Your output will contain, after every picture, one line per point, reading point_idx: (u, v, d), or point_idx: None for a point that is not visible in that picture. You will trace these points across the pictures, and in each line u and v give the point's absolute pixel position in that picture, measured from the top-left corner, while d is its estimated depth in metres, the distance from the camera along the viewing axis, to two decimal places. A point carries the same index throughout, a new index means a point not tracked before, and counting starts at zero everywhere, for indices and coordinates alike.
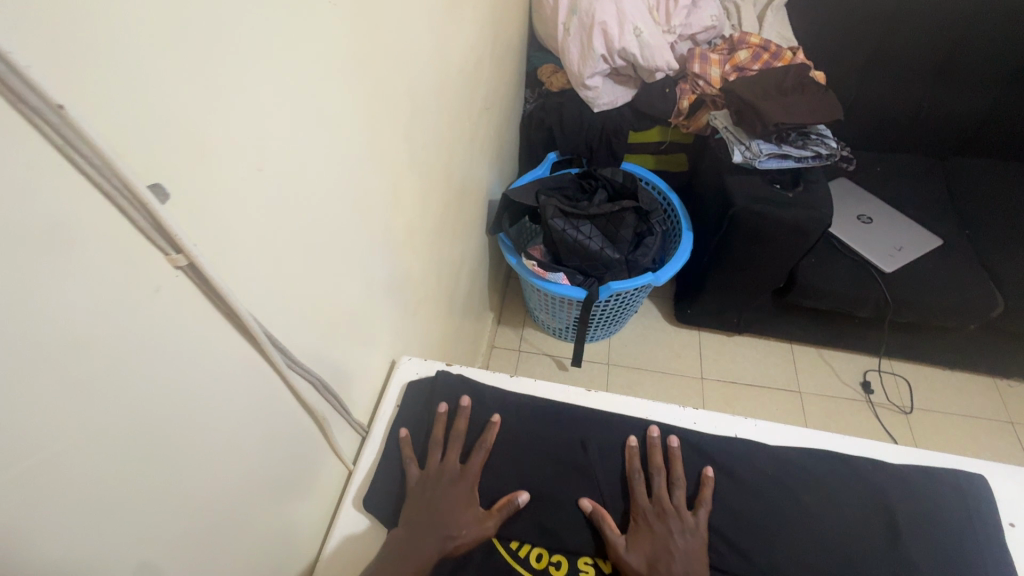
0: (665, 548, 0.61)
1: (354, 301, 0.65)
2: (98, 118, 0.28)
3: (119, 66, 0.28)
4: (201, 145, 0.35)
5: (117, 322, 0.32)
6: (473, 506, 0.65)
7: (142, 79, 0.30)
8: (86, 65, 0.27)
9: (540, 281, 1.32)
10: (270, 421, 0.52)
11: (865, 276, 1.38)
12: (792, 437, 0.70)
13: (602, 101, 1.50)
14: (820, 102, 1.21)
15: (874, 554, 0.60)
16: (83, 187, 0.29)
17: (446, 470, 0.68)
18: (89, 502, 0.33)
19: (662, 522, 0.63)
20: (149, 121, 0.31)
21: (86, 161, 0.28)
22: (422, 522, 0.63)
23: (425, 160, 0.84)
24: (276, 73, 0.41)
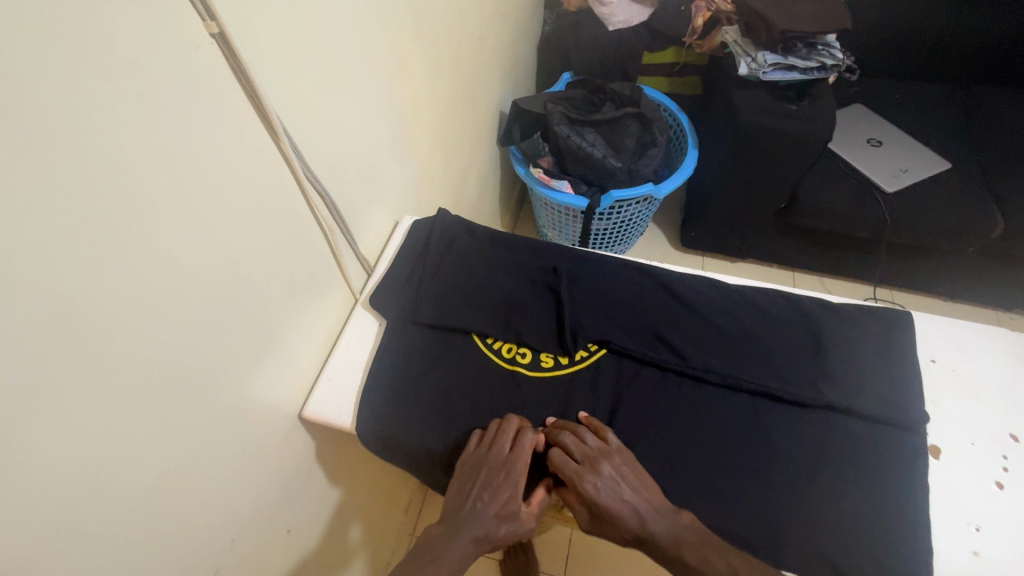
0: (619, 495, 0.59)
1: (362, 147, 0.76)
2: None
3: None
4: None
5: (170, 66, 0.42)
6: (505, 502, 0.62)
7: None
8: None
9: (545, 189, 1.40)
10: (288, 219, 0.63)
11: (867, 195, 1.40)
12: (750, 281, 0.78)
13: (616, 19, 1.53)
14: (828, 9, 1.22)
15: (799, 366, 0.69)
16: None
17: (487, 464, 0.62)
18: (155, 212, 0.45)
19: (597, 480, 0.60)
20: None
21: None
22: (453, 521, 0.61)
23: (433, 41, 0.93)
24: None
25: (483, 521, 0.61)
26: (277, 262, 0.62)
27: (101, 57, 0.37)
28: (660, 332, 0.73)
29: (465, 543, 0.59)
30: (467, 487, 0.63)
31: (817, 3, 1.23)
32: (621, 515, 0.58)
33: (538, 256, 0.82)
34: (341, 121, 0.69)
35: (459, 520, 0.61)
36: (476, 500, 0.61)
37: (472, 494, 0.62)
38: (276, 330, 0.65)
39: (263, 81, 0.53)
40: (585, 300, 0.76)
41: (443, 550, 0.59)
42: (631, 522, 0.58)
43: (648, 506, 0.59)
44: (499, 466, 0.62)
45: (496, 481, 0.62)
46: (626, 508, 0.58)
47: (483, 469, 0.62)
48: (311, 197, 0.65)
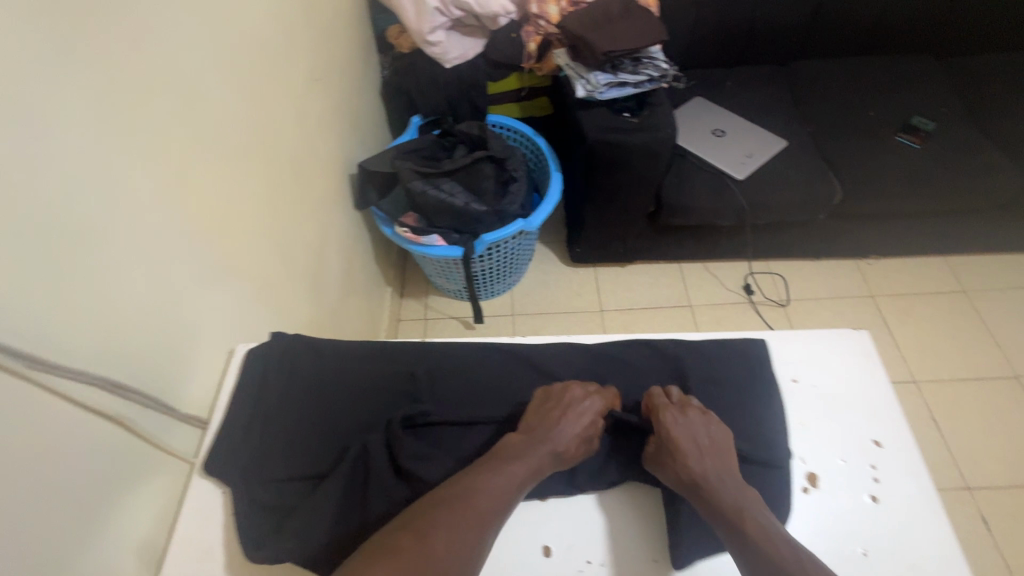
0: (694, 434, 0.63)
1: (152, 300, 0.65)
2: None
3: None
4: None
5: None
6: (589, 424, 0.65)
7: None
8: None
9: (415, 246, 1.33)
10: (48, 432, 0.52)
11: (722, 186, 1.47)
12: (612, 335, 0.76)
13: (451, 55, 1.48)
14: (644, 24, 1.24)
15: None
16: None
17: (572, 393, 0.67)
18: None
19: (683, 416, 0.64)
20: None
21: None
22: (537, 433, 0.63)
23: (227, 145, 0.82)
24: None
25: (563, 440, 0.63)
26: (37, 487, 0.50)
27: None
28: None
29: (545, 452, 0.62)
30: (548, 414, 0.65)
31: (632, 19, 1.26)
32: (687, 453, 0.61)
33: (397, 357, 0.74)
34: (98, 282, 0.57)
35: (543, 434, 0.63)
36: (560, 422, 0.64)
37: (556, 418, 0.65)
38: (58, 563, 0.52)
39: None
40: (451, 400, 0.69)
41: (526, 460, 0.61)
42: (696, 462, 0.61)
43: (718, 465, 0.61)
44: (583, 394, 0.67)
45: (582, 402, 0.66)
46: (698, 447, 0.61)
47: (567, 394, 0.67)
48: (64, 392, 0.52)
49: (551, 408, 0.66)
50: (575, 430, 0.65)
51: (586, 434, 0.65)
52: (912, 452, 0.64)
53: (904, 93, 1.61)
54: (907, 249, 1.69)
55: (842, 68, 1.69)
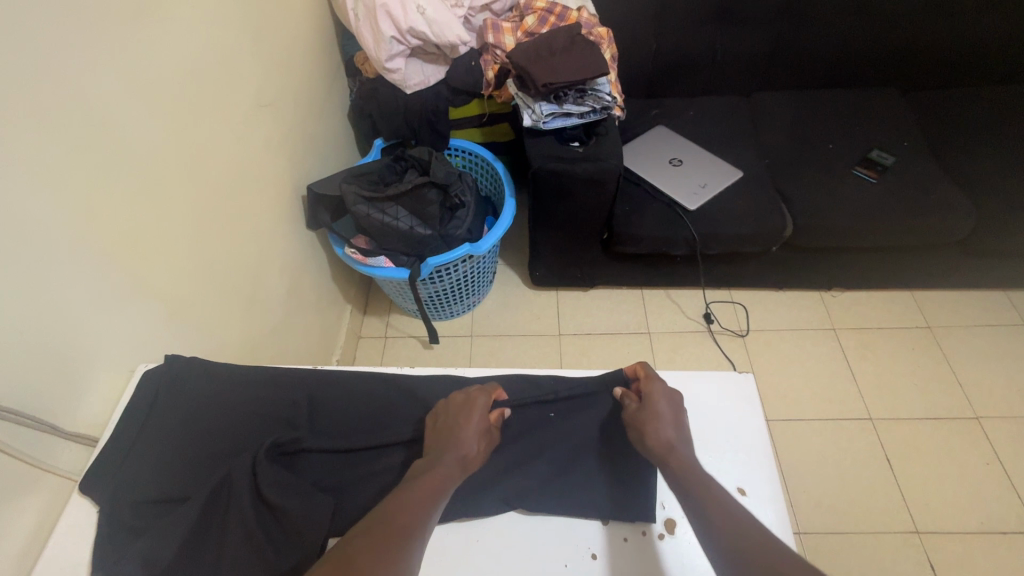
0: (664, 406, 0.69)
1: (41, 321, 0.67)
2: None
3: None
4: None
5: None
6: (482, 424, 0.71)
7: None
8: None
9: (363, 268, 1.37)
10: None
11: (673, 215, 1.47)
12: (496, 370, 0.84)
13: (411, 81, 1.52)
14: (588, 56, 1.26)
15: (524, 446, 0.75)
16: None
17: (464, 399, 0.73)
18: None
19: (653, 396, 0.70)
20: None
21: None
22: (439, 444, 0.68)
23: (149, 169, 0.85)
24: None
25: (465, 446, 0.68)
26: None
27: None
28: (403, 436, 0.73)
29: (452, 461, 0.66)
30: (445, 426, 0.71)
31: (576, 51, 1.28)
32: (659, 424, 0.67)
33: (289, 381, 0.78)
34: None
35: (444, 446, 0.68)
36: (459, 430, 0.69)
37: (453, 430, 0.70)
38: None
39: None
40: (332, 429, 0.74)
41: (437, 473, 0.65)
42: (670, 430, 0.67)
43: (679, 430, 0.67)
44: (470, 398, 0.73)
45: (472, 408, 0.72)
46: (669, 415, 0.68)
47: (455, 403, 0.73)
48: None
49: (446, 422, 0.71)
50: (475, 433, 0.70)
51: (484, 431, 0.71)
52: (775, 504, 0.63)
53: (866, 126, 1.61)
54: (871, 283, 1.67)
55: (806, 100, 1.69)
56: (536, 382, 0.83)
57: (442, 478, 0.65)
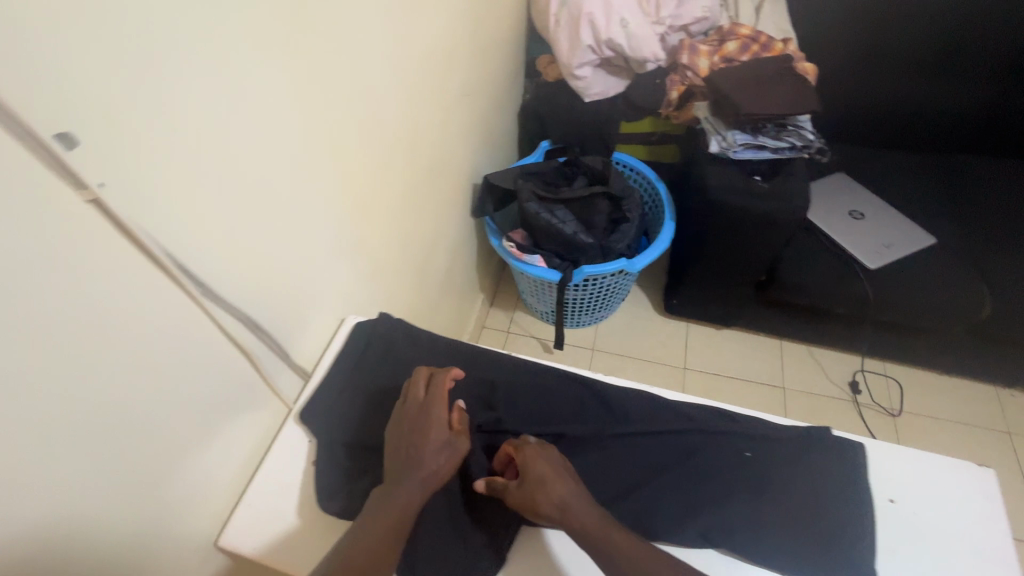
0: (552, 466, 0.63)
1: (294, 260, 0.75)
2: (14, 86, 0.38)
3: (30, 50, 0.38)
4: (75, 90, 0.42)
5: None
6: (439, 437, 0.67)
7: (63, 66, 0.40)
8: (9, 52, 0.37)
9: (516, 262, 1.39)
10: (199, 351, 0.61)
11: (848, 271, 1.36)
12: (691, 395, 0.72)
13: (592, 91, 1.53)
14: (798, 91, 1.21)
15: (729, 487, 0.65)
16: (9, 142, 0.39)
17: (412, 407, 0.69)
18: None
19: (530, 460, 0.63)
20: (63, 96, 0.41)
21: (8, 121, 0.38)
22: (402, 463, 0.65)
23: (382, 138, 0.92)
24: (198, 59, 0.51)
25: (428, 464, 0.64)
26: (176, 395, 0.60)
27: None
28: (579, 436, 0.70)
29: (414, 484, 0.63)
30: (404, 441, 0.67)
31: (785, 84, 1.23)
32: (551, 489, 0.61)
33: (486, 359, 0.81)
34: (262, 238, 0.67)
35: (407, 464, 0.64)
36: (416, 448, 0.65)
37: (412, 447, 0.66)
38: (178, 463, 0.62)
39: (142, 217, 0.50)
40: (524, 416, 0.73)
41: (391, 505, 0.62)
42: (564, 494, 0.61)
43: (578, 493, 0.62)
44: (421, 409, 0.68)
45: (425, 420, 0.67)
46: (561, 475, 0.63)
47: (410, 415, 0.68)
48: (219, 319, 0.62)
49: (402, 437, 0.67)
50: (436, 449, 0.66)
51: (446, 444, 0.66)
52: None
53: None
54: None
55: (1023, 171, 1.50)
56: (740, 422, 0.69)
57: (399, 508, 0.62)
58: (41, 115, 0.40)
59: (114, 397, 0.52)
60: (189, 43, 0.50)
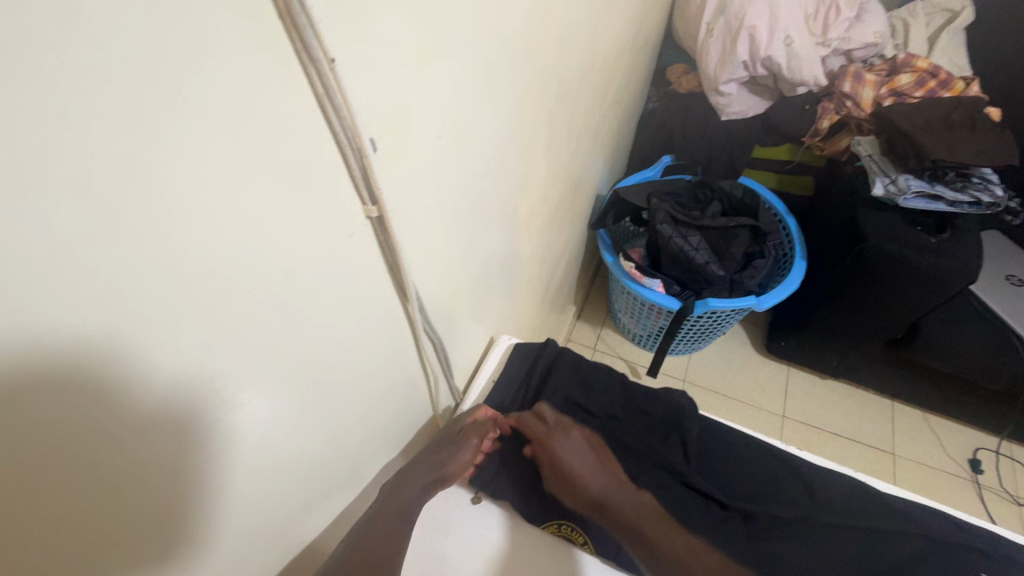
0: (578, 457, 0.68)
1: (475, 274, 0.68)
2: (354, 82, 0.31)
3: (375, 39, 0.32)
4: (400, 88, 0.36)
5: (280, 246, 0.33)
6: (466, 451, 0.66)
7: (392, 59, 0.34)
8: (361, 42, 0.30)
9: (633, 284, 1.29)
10: (396, 374, 0.55)
11: (1004, 342, 1.23)
12: (904, 491, 0.69)
13: (731, 109, 1.42)
14: (993, 142, 1.09)
15: None
16: (328, 143, 0.32)
17: (461, 423, 0.69)
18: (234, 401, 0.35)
19: (559, 453, 0.68)
20: (383, 94, 0.34)
21: (338, 121, 0.32)
22: (424, 461, 0.63)
23: (559, 145, 0.84)
24: (474, 54, 0.44)
25: (447, 470, 0.64)
26: (368, 420, 0.54)
27: (256, 272, 0.32)
28: (781, 517, 0.66)
29: (424, 482, 0.62)
30: (436, 444, 0.66)
31: (977, 132, 1.11)
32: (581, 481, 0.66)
33: (673, 413, 0.76)
34: (463, 252, 0.60)
35: (428, 461, 0.63)
36: (445, 453, 0.64)
37: (444, 450, 0.65)
38: (351, 489, 0.57)
39: (404, 236, 0.44)
40: (723, 483, 0.70)
41: (403, 497, 0.59)
42: (593, 484, 0.66)
43: (592, 474, 0.67)
44: (467, 420, 0.69)
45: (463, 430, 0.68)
46: (584, 467, 0.67)
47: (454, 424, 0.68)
48: (423, 349, 0.57)
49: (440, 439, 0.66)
50: (458, 457, 0.65)
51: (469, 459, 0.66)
52: None
53: None
54: None
55: None
56: (973, 535, 0.64)
57: (401, 500, 0.59)
58: (364, 112, 0.33)
59: (331, 425, 0.48)
60: (475, 39, 0.44)
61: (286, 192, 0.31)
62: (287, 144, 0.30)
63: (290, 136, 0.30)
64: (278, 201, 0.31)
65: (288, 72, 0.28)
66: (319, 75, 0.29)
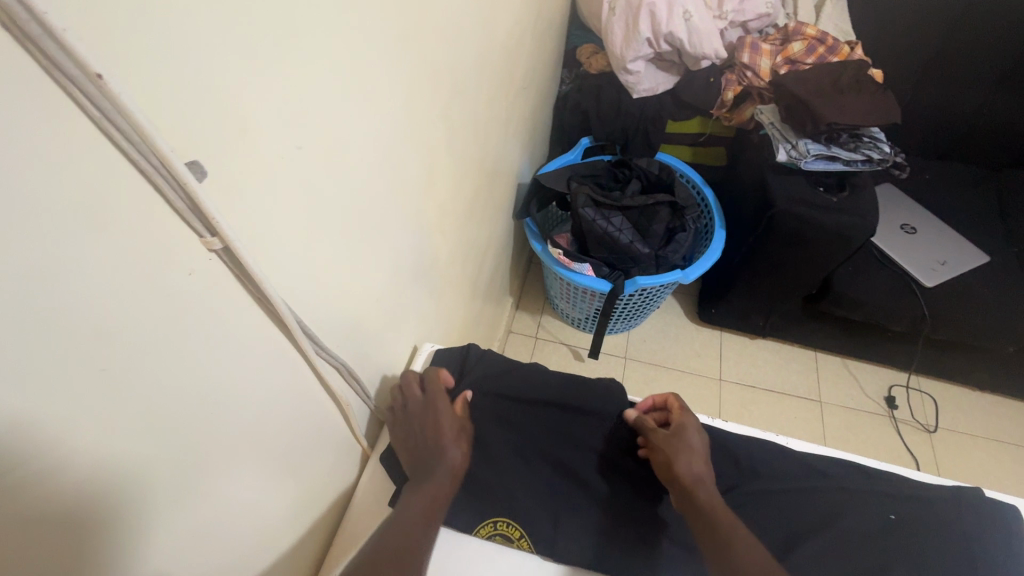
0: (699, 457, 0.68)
1: (382, 286, 0.64)
2: (143, 101, 0.26)
3: (169, 48, 0.27)
4: (222, 102, 0.31)
5: (78, 298, 0.27)
6: (455, 429, 0.67)
7: (199, 69, 0.29)
8: (144, 54, 0.26)
9: (564, 271, 1.28)
10: (295, 410, 0.51)
11: (904, 287, 1.33)
12: (825, 449, 0.72)
13: (642, 86, 1.42)
14: (879, 102, 1.16)
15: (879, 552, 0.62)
16: (129, 175, 0.27)
17: (423, 401, 0.69)
18: (24, 486, 0.28)
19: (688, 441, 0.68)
20: (195, 111, 0.30)
21: (134, 148, 0.27)
22: (425, 455, 0.64)
23: (462, 140, 0.80)
24: (325, 55, 0.40)
25: (452, 454, 0.65)
26: (270, 465, 0.50)
27: (73, 334, 0.27)
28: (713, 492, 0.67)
29: (441, 472, 0.63)
30: (420, 432, 0.66)
31: (863, 94, 1.18)
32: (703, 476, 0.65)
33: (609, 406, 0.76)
34: (360, 267, 0.56)
35: (430, 455, 0.64)
36: (440, 439, 0.65)
37: (433, 437, 0.65)
38: (267, 540, 0.52)
39: (267, 263, 0.40)
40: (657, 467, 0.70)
41: (426, 491, 0.60)
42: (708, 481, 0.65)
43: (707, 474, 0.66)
44: (424, 396, 0.69)
45: (438, 406, 0.68)
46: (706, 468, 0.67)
47: (413, 405, 0.68)
48: (324, 376, 0.53)
49: (417, 428, 0.66)
50: (453, 438, 0.66)
51: (461, 434, 0.67)
52: None
53: None
54: None
55: None
56: (886, 481, 0.68)
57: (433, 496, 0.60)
58: (170, 135, 0.28)
59: (210, 483, 0.41)
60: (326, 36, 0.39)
61: (89, 239, 0.26)
62: (68, 183, 0.25)
63: (70, 171, 0.25)
64: (77, 252, 0.26)
65: (38, 96, 0.23)
66: (86, 96, 0.24)
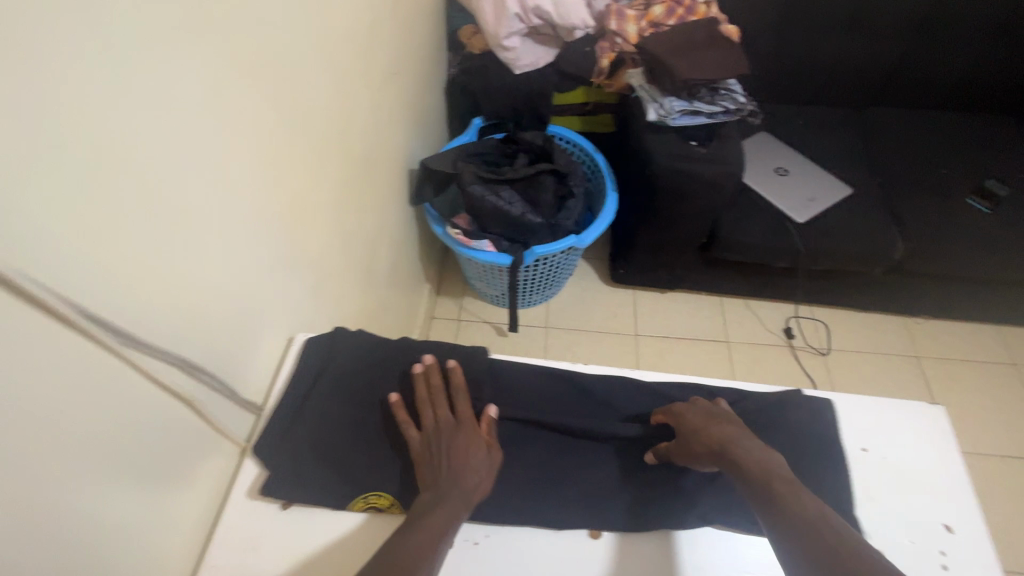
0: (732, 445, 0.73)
1: (226, 280, 0.65)
2: None
3: None
4: None
5: None
6: (476, 452, 0.70)
7: None
8: None
9: (465, 250, 1.30)
10: (123, 406, 0.52)
11: (780, 226, 1.44)
12: (676, 376, 0.84)
13: (522, 62, 1.45)
14: (729, 55, 1.25)
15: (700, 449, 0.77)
16: None
17: (441, 425, 0.72)
18: None
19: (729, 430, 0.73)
20: None
21: None
22: (438, 483, 0.66)
23: (311, 131, 0.81)
24: (65, 56, 0.41)
25: (469, 478, 0.67)
26: (102, 462, 0.51)
27: None
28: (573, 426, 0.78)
29: (456, 497, 0.65)
30: (437, 459, 0.69)
31: (715, 47, 1.26)
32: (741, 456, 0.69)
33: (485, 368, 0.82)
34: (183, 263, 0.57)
35: (444, 480, 0.67)
36: (454, 465, 0.68)
37: (445, 463, 0.68)
38: (118, 535, 0.54)
39: (30, 259, 0.42)
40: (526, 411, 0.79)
41: (437, 517, 0.63)
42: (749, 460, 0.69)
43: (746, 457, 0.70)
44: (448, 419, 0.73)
45: (453, 433, 0.71)
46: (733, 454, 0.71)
47: (439, 434, 0.71)
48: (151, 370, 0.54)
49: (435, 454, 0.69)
50: (470, 463, 0.69)
51: (484, 459, 0.70)
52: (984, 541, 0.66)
53: (983, 153, 1.55)
54: (959, 313, 1.63)
55: (917, 120, 1.64)
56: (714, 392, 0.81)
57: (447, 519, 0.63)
58: None
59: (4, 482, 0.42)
60: (54, 36, 0.40)
61: None
62: None
63: None
64: None
65: None
66: None
